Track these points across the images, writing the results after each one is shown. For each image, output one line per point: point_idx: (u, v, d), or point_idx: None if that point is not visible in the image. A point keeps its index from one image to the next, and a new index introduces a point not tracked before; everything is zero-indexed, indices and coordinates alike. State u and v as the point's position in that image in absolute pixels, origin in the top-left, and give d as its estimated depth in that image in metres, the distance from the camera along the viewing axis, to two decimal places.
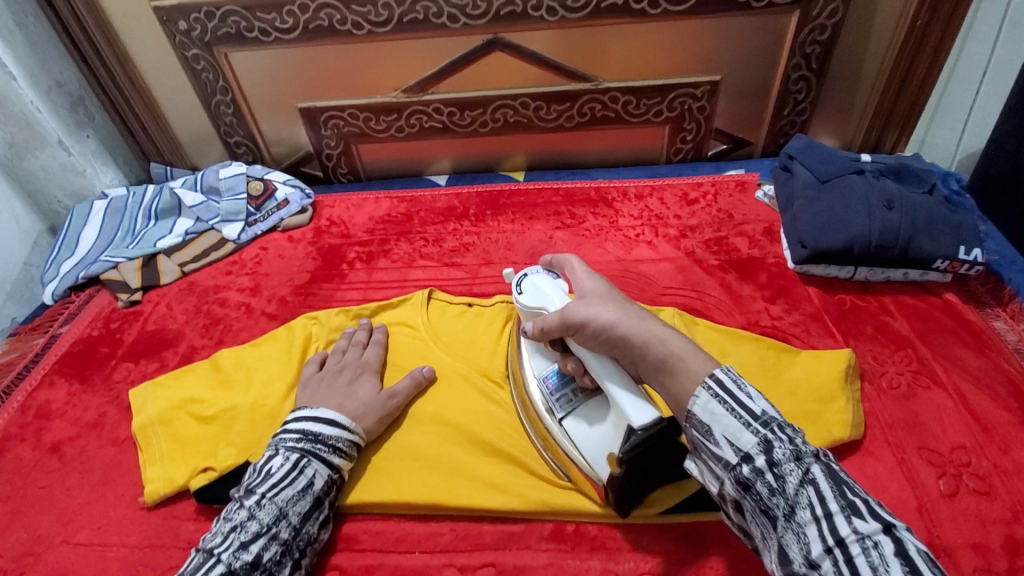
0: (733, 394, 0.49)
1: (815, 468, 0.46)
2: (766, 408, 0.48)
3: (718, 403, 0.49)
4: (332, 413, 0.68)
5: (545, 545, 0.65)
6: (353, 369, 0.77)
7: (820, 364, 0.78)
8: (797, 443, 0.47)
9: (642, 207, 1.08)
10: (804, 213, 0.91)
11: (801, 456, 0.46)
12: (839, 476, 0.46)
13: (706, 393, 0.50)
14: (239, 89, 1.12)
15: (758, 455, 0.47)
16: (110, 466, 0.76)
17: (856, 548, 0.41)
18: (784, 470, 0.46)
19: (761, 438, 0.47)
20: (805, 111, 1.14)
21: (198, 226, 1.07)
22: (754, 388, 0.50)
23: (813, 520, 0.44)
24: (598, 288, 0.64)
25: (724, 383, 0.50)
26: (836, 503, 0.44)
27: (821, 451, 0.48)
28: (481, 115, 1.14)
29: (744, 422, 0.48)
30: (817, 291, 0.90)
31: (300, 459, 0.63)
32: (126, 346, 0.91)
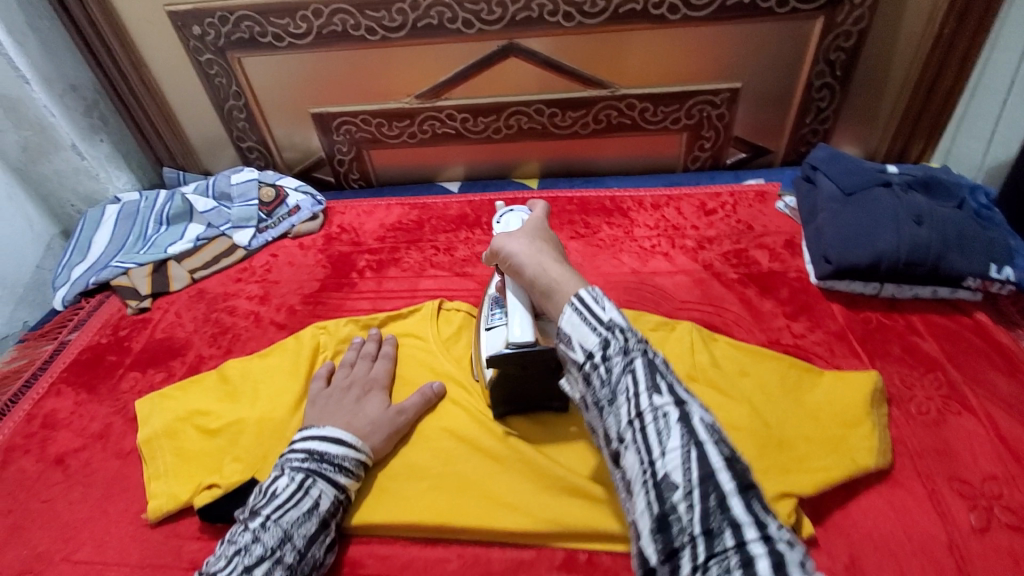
0: (591, 308, 0.52)
1: (639, 363, 0.48)
2: (616, 318, 0.51)
3: (577, 314, 0.52)
4: (339, 431, 0.67)
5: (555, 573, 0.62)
6: (361, 385, 0.75)
7: (845, 386, 0.75)
8: (633, 342, 0.50)
9: (658, 217, 1.06)
10: (829, 226, 0.88)
11: (632, 354, 0.49)
12: (659, 367, 0.48)
13: (570, 308, 0.53)
14: (252, 94, 1.11)
15: (598, 354, 0.50)
16: (115, 479, 0.75)
17: (649, 418, 0.46)
18: (614, 365, 0.49)
19: (603, 342, 0.50)
20: (829, 119, 1.11)
21: (209, 233, 1.06)
22: (611, 302, 0.53)
23: (630, 402, 0.47)
24: (537, 226, 0.71)
25: (584, 300, 0.53)
26: (646, 386, 0.47)
27: (652, 348, 0.50)
28: (494, 121, 1.12)
29: (592, 327, 0.51)
30: (841, 309, 0.87)
31: (304, 478, 0.62)
32: (134, 355, 0.91)
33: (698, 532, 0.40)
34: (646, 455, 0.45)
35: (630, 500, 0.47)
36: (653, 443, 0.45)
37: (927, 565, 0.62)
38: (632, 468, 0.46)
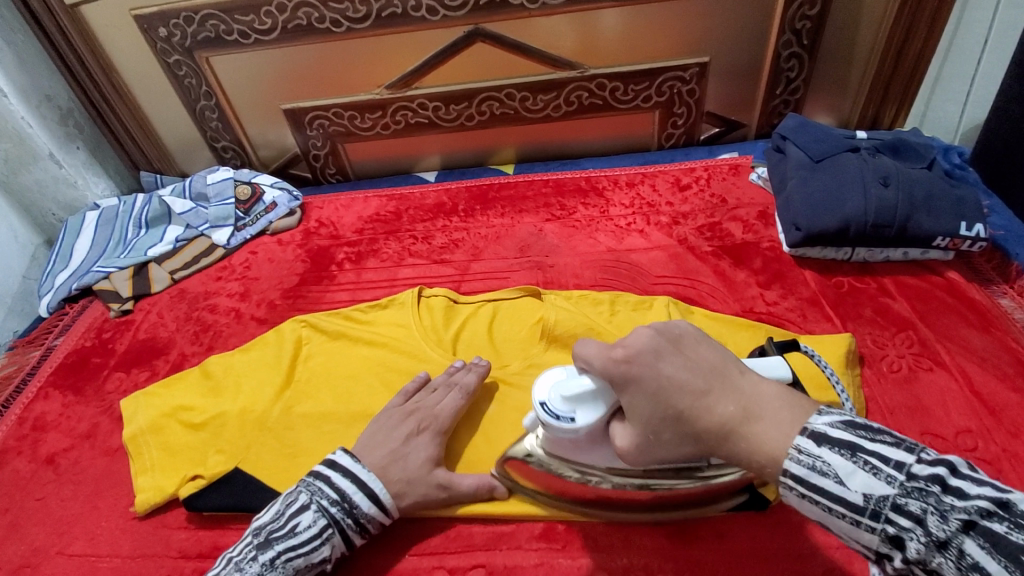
0: (820, 489, 0.40)
1: (967, 547, 0.35)
2: (866, 486, 0.39)
3: (814, 505, 0.41)
4: (379, 484, 0.63)
5: (536, 544, 0.64)
6: (418, 418, 0.68)
7: (819, 349, 0.75)
8: (931, 514, 0.37)
9: (633, 195, 1.06)
10: (797, 194, 0.89)
11: (945, 538, 0.36)
12: (1005, 544, 0.34)
13: (796, 496, 0.42)
14: (222, 93, 1.12)
15: (894, 551, 0.39)
16: (103, 476, 0.77)
17: None
18: (929, 559, 0.37)
19: (882, 533, 0.39)
20: (799, 90, 1.11)
21: (188, 233, 1.07)
22: (840, 463, 0.40)
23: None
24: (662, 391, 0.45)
25: (796, 474, 0.41)
26: None
27: (970, 504, 0.36)
28: (466, 108, 1.12)
29: (851, 519, 0.40)
30: (814, 275, 0.88)
31: (326, 527, 0.60)
32: (119, 356, 0.92)
33: None
34: None
35: None
36: None
37: None
38: None
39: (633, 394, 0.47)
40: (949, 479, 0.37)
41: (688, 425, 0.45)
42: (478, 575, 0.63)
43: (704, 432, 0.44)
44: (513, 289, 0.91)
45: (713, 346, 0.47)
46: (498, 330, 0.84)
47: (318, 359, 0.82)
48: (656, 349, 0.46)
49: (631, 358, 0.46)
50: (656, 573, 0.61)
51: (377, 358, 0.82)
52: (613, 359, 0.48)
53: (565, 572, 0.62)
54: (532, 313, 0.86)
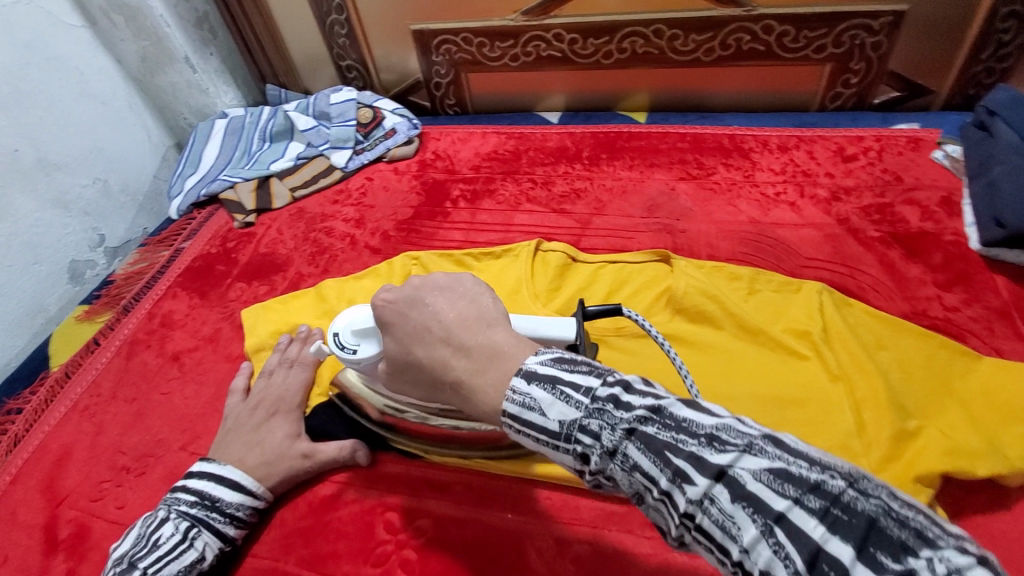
0: (527, 419, 0.39)
1: (630, 451, 0.35)
2: (562, 415, 0.38)
3: (528, 437, 0.39)
4: (235, 471, 0.63)
5: (650, 532, 0.59)
6: (270, 406, 0.69)
7: (1005, 380, 0.63)
8: (604, 429, 0.36)
9: (785, 160, 0.93)
10: (1006, 182, 0.73)
11: (614, 448, 0.36)
12: (658, 442, 0.34)
13: (510, 427, 0.40)
14: (354, 8, 1.07)
15: (585, 466, 0.38)
16: (223, 380, 0.81)
17: (701, 518, 0.32)
18: (608, 470, 0.37)
19: (574, 454, 0.38)
20: (1010, 56, 0.90)
21: (309, 152, 1.07)
22: (540, 394, 0.38)
23: (660, 502, 0.34)
24: (411, 329, 0.47)
25: (514, 415, 0.39)
26: (661, 478, 0.34)
27: (645, 412, 0.35)
28: (606, 44, 1.01)
29: (552, 445, 0.39)
30: (1007, 282, 0.74)
31: (189, 528, 0.59)
32: (240, 267, 0.95)
33: None
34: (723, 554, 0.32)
35: None
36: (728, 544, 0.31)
37: None
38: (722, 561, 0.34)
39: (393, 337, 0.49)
40: (623, 395, 0.37)
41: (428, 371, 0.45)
42: (583, 550, 0.59)
43: (436, 380, 0.45)
44: (640, 252, 0.84)
45: (476, 303, 0.45)
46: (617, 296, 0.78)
47: None
48: (412, 302, 0.48)
49: (389, 303, 0.49)
50: None
51: None
52: (382, 302, 0.50)
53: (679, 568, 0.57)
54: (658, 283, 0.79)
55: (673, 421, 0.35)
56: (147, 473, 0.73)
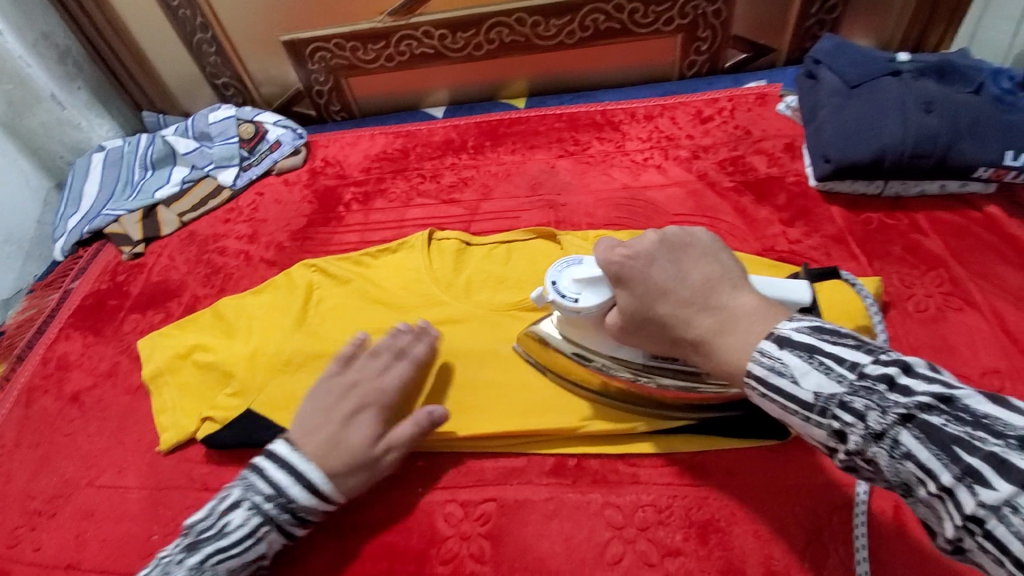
0: (769, 384, 0.42)
1: (906, 438, 0.36)
2: (818, 385, 0.40)
3: (768, 399, 0.43)
4: (319, 475, 0.59)
5: (547, 480, 0.65)
6: (360, 395, 0.64)
7: (846, 291, 0.71)
8: (873, 410, 0.37)
9: (651, 127, 1.01)
10: (829, 122, 0.82)
11: (882, 431, 0.37)
12: (948, 437, 0.34)
13: (754, 389, 0.43)
14: (220, 25, 1.06)
15: (839, 445, 0.40)
16: (126, 413, 0.79)
17: (993, 523, 0.32)
18: (868, 452, 0.38)
19: (829, 429, 0.40)
20: (836, 7, 1.01)
21: (194, 174, 1.06)
22: (793, 360, 0.41)
23: (936, 497, 0.35)
24: (615, 274, 0.52)
25: (759, 375, 0.42)
26: (945, 474, 0.34)
27: (876, 387, 0.38)
28: (474, 36, 1.05)
29: (803, 415, 0.41)
30: (841, 211, 0.83)
31: (262, 524, 0.58)
32: (134, 298, 0.93)
33: None
34: (1003, 560, 0.31)
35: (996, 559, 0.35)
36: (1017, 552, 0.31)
37: None
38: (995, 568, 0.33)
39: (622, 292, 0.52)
40: (899, 377, 0.38)
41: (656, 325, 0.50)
42: (488, 508, 0.64)
43: (670, 335, 0.49)
44: (525, 230, 0.88)
45: (717, 260, 0.49)
46: (509, 271, 0.82)
47: (332, 302, 0.82)
48: (671, 255, 0.50)
49: (630, 259, 0.51)
50: (665, 509, 0.61)
51: (386, 298, 0.81)
52: (610, 260, 0.52)
53: (574, 507, 0.63)
54: (543, 257, 0.83)
55: (968, 413, 0.35)
56: (55, 516, 0.72)
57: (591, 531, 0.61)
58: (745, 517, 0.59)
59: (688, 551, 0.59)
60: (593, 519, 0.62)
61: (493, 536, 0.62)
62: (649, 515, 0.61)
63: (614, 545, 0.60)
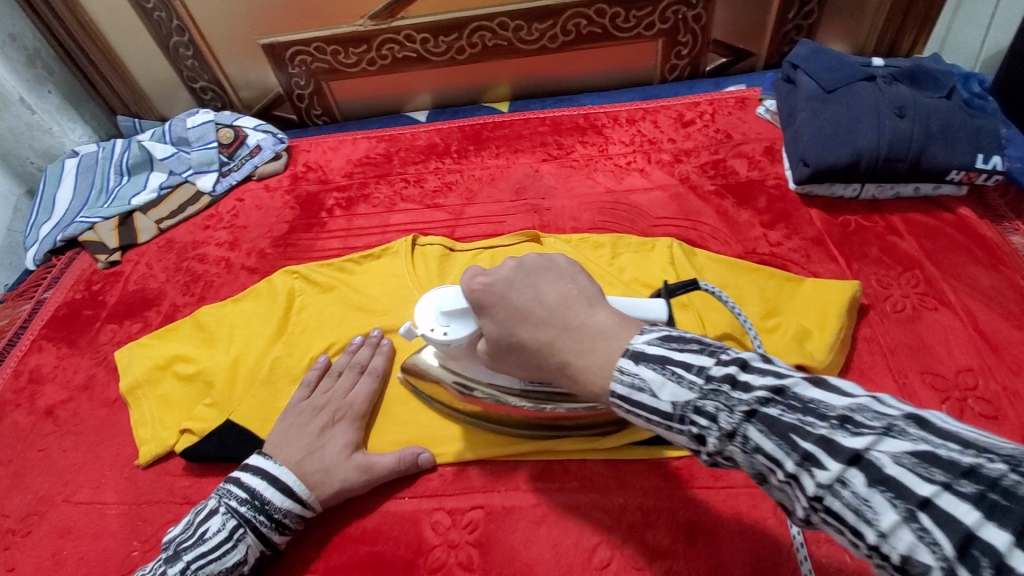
0: (634, 399, 0.41)
1: (752, 433, 0.36)
2: (673, 395, 0.40)
3: (637, 415, 0.42)
4: (293, 479, 0.61)
5: (534, 486, 0.65)
6: (332, 411, 0.67)
7: (822, 295, 0.72)
8: (722, 410, 0.37)
9: (634, 131, 1.01)
10: (807, 126, 0.83)
11: (733, 429, 0.37)
12: (788, 425, 0.35)
13: (622, 407, 0.43)
14: (196, 28, 1.04)
15: (703, 447, 0.40)
16: (104, 426, 0.78)
17: (830, 501, 0.32)
18: (727, 449, 0.38)
19: (689, 434, 0.40)
20: (813, 13, 1.02)
21: (172, 180, 1.04)
22: (652, 373, 0.40)
23: (787, 483, 0.35)
24: (485, 299, 0.51)
25: (624, 395, 0.42)
26: (788, 461, 0.34)
27: (742, 384, 0.38)
28: (456, 40, 1.05)
29: (666, 423, 0.41)
30: (820, 213, 0.84)
31: (238, 527, 0.59)
32: (110, 308, 0.91)
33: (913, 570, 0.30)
34: (851, 537, 0.32)
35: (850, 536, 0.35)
36: (858, 527, 0.31)
37: None
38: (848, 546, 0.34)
39: (487, 319, 0.52)
40: (741, 374, 0.38)
41: (526, 354, 0.49)
42: (476, 515, 0.64)
43: (536, 361, 0.48)
44: (510, 235, 0.88)
45: (574, 282, 0.48)
46: None
47: (315, 311, 0.81)
48: (512, 277, 0.50)
49: (490, 286, 0.51)
50: (652, 512, 0.62)
51: (371, 306, 0.80)
52: (472, 283, 0.54)
53: (562, 512, 0.63)
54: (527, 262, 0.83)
55: (800, 399, 0.35)
56: (31, 534, 0.70)
57: (579, 536, 0.61)
58: (730, 518, 0.60)
59: (675, 553, 0.59)
60: (580, 523, 0.62)
61: (482, 544, 0.62)
62: (636, 519, 0.62)
63: (602, 550, 0.60)
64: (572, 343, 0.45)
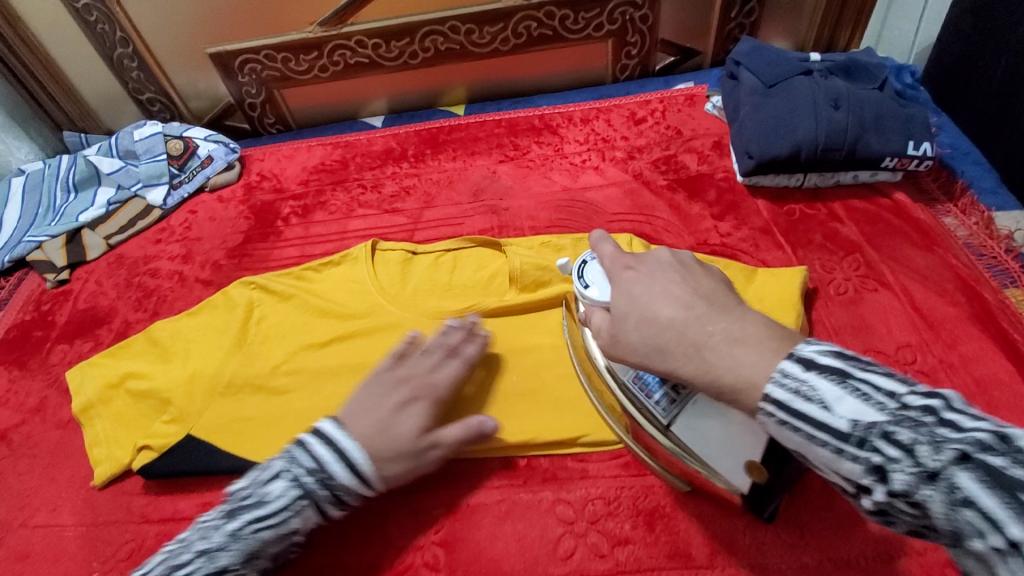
0: (800, 412, 0.39)
1: (952, 476, 0.32)
2: (854, 413, 0.37)
3: (794, 430, 0.40)
4: (361, 454, 0.56)
5: (498, 483, 0.65)
6: (413, 386, 0.62)
7: (775, 282, 0.75)
8: (920, 442, 0.34)
9: (588, 130, 1.03)
10: (749, 120, 0.86)
11: (932, 468, 0.33)
12: (1006, 477, 0.31)
13: (778, 418, 0.40)
14: (140, 39, 1.02)
15: (877, 485, 0.36)
16: (55, 450, 0.75)
17: None
18: (912, 492, 0.34)
19: (867, 463, 0.36)
20: (754, 12, 1.06)
21: (121, 195, 1.01)
22: (824, 387, 0.39)
23: (991, 549, 0.30)
24: (627, 276, 0.53)
25: (781, 400, 0.40)
26: (1001, 519, 0.30)
27: (937, 423, 0.34)
28: (408, 45, 1.05)
29: (834, 447, 0.38)
30: (767, 204, 0.87)
31: (299, 497, 0.55)
32: (59, 328, 0.87)
33: None
34: None
35: None
36: None
37: None
38: None
39: (642, 288, 0.51)
40: (943, 412, 0.35)
41: (658, 323, 0.48)
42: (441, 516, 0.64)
43: (675, 335, 0.46)
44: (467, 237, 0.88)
45: (716, 282, 0.51)
46: (451, 280, 0.82)
47: (272, 320, 0.80)
48: (695, 264, 0.53)
49: (624, 260, 0.54)
50: (614, 501, 0.63)
51: (329, 313, 0.80)
52: (676, 261, 0.53)
53: (527, 507, 0.63)
54: (485, 262, 0.84)
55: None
56: None
57: (543, 528, 0.62)
58: (689, 502, 0.62)
59: (637, 540, 0.60)
60: (545, 517, 0.63)
61: (447, 544, 0.62)
62: (599, 509, 0.62)
63: (566, 541, 0.61)
64: (724, 322, 0.46)
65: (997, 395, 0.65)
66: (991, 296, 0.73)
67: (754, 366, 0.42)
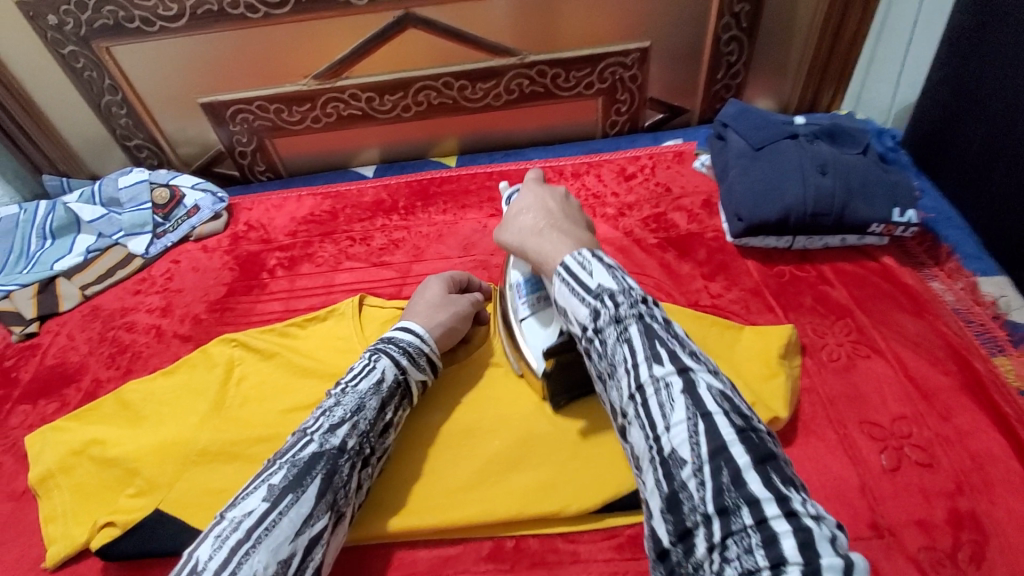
0: (576, 274, 0.52)
1: (633, 328, 0.47)
2: (602, 281, 0.50)
3: (565, 284, 0.52)
4: (411, 325, 0.69)
5: (484, 566, 0.62)
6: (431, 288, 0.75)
7: (760, 341, 0.74)
8: (626, 304, 0.49)
9: (579, 185, 1.04)
10: (739, 183, 0.87)
11: (624, 319, 0.48)
12: (655, 331, 0.47)
13: (559, 277, 0.53)
14: (130, 87, 1.02)
15: (591, 324, 0.50)
16: (10, 522, 0.70)
17: (650, 390, 0.45)
18: (608, 333, 0.48)
19: (591, 308, 0.50)
20: (739, 74, 1.09)
21: (101, 243, 0.98)
22: (597, 266, 0.51)
23: (627, 372, 0.47)
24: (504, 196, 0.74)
25: (570, 268, 0.52)
26: (643, 352, 0.46)
27: (648, 309, 0.49)
28: (402, 99, 1.06)
29: (579, 296, 0.51)
30: (756, 264, 0.87)
31: (376, 355, 0.65)
32: (24, 386, 0.83)
33: (710, 509, 0.40)
34: (649, 429, 0.44)
35: (641, 475, 0.46)
36: (657, 416, 0.44)
37: (841, 509, 0.63)
38: (637, 440, 0.46)
39: (531, 197, 0.64)
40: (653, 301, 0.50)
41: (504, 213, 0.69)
42: None
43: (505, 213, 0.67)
44: None
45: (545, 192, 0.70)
46: None
47: (252, 382, 0.77)
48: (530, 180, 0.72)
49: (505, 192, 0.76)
50: None
51: (311, 373, 0.77)
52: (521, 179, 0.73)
53: None
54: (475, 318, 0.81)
55: (674, 331, 0.48)
56: None
57: None
58: None
59: None
60: None
61: None
62: None
63: None
64: (561, 228, 0.59)
65: (992, 470, 0.64)
66: (981, 366, 0.73)
67: (556, 245, 0.56)
